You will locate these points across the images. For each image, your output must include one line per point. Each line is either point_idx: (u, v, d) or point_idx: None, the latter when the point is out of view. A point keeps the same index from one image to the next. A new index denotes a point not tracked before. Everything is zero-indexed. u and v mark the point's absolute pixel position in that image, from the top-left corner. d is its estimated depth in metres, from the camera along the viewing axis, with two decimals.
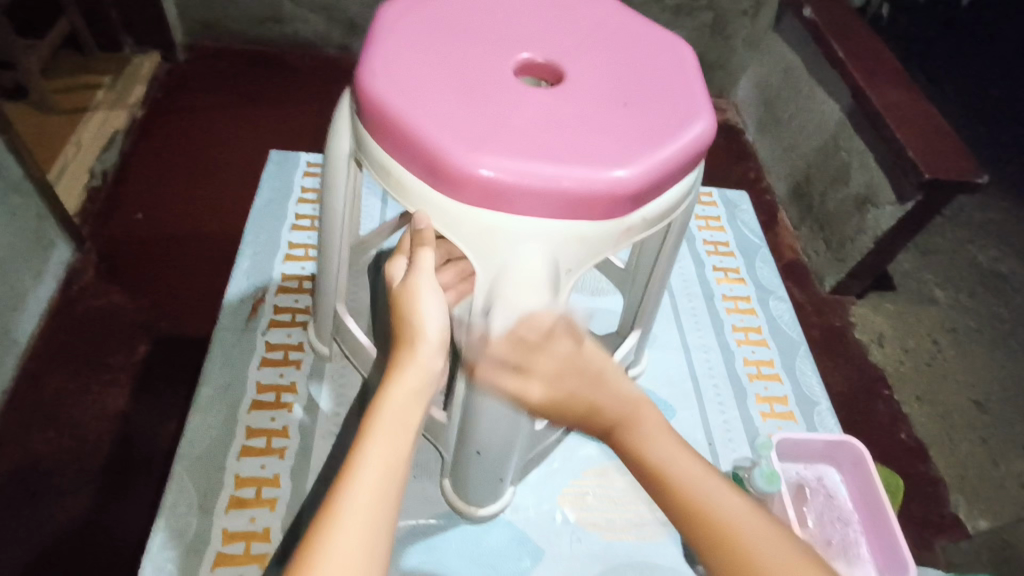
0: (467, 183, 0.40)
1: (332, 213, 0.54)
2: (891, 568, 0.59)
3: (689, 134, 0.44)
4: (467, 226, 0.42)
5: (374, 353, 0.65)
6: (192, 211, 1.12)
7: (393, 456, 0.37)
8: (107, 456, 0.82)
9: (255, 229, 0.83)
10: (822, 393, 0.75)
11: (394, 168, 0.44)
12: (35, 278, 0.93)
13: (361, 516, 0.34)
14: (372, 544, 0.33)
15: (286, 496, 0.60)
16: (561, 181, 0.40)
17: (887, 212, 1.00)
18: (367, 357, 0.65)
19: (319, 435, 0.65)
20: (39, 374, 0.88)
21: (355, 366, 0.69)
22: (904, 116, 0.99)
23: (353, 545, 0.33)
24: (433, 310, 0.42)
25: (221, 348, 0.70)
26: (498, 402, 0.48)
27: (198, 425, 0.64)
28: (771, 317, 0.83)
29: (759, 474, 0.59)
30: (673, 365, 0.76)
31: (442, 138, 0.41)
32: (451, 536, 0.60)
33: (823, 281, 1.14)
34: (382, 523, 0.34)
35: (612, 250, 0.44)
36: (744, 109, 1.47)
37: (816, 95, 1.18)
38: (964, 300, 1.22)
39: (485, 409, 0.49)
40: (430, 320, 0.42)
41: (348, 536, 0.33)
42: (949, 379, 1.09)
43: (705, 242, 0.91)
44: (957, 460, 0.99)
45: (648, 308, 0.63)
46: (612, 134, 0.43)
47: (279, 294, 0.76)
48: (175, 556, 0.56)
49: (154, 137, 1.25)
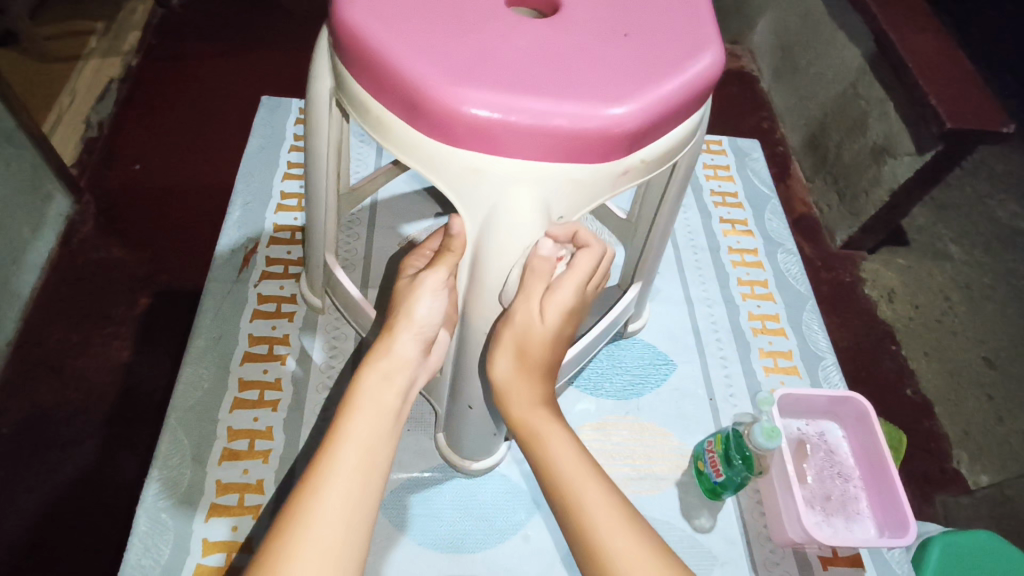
0: (451, 121, 0.37)
1: (317, 157, 0.51)
2: (889, 524, 0.58)
3: (694, 69, 0.41)
4: (453, 167, 0.39)
5: (372, 317, 0.59)
6: (188, 162, 1.09)
7: (374, 440, 0.40)
8: (111, 407, 0.82)
9: (247, 178, 0.80)
10: (828, 347, 0.74)
11: (375, 108, 0.41)
12: (31, 230, 0.92)
13: (346, 482, 0.38)
14: (347, 528, 0.36)
15: (280, 448, 0.60)
16: (553, 118, 0.37)
17: (904, 163, 0.96)
18: (367, 321, 0.60)
19: (313, 387, 0.64)
20: (41, 326, 0.88)
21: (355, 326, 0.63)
22: (929, 61, 0.93)
23: (337, 507, 0.36)
24: (427, 309, 0.45)
25: (212, 299, 0.69)
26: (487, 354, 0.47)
27: (191, 377, 0.63)
28: (778, 270, 0.80)
29: (758, 431, 0.55)
30: (675, 319, 0.74)
31: (424, 72, 0.37)
32: (446, 488, 0.60)
33: (834, 235, 1.11)
34: (359, 517, 0.37)
35: (608, 195, 0.42)
36: (759, 55, 1.40)
37: (836, 39, 1.12)
38: (980, 255, 1.19)
39: (476, 362, 0.48)
40: (423, 317, 0.45)
41: (333, 497, 0.37)
42: (958, 336, 1.06)
43: (712, 192, 0.88)
44: (963, 417, 0.97)
45: (650, 259, 0.61)
46: (610, 68, 0.40)
47: (271, 245, 0.74)
48: (170, 506, 0.56)
49: (148, 84, 1.20)
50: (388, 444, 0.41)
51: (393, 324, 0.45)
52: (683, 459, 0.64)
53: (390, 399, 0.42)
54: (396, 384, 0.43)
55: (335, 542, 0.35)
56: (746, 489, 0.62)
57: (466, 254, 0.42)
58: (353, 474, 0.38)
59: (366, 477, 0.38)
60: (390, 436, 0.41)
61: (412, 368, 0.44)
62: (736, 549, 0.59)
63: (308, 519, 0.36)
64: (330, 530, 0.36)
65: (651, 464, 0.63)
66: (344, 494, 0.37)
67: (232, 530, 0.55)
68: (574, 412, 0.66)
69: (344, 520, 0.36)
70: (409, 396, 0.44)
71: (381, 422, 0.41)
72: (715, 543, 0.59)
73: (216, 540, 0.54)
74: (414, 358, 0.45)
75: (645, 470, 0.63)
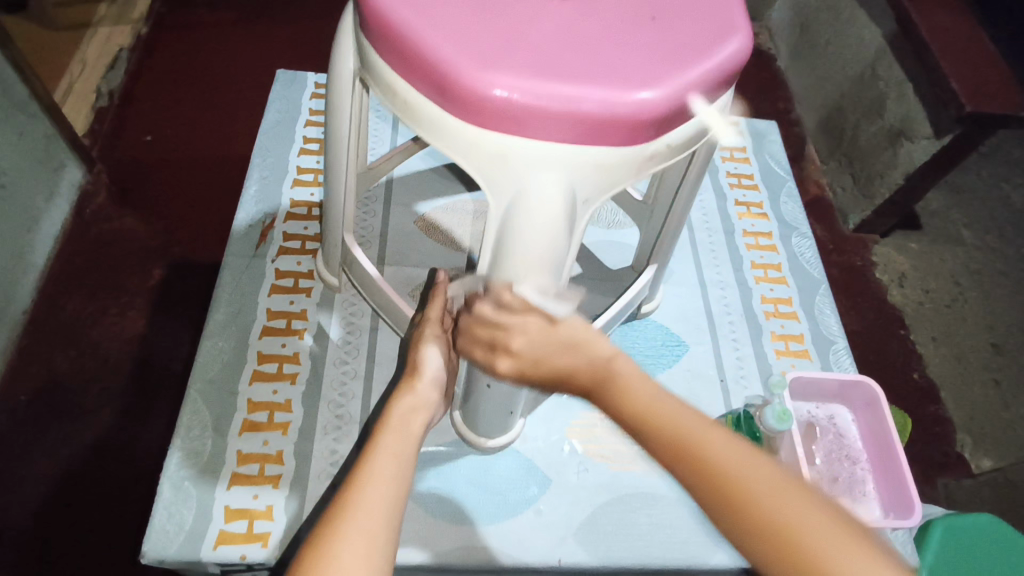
0: (479, 103, 0.37)
1: (337, 136, 0.51)
2: (895, 506, 0.59)
3: (722, 52, 0.41)
4: (480, 149, 0.39)
5: (412, 317, 0.60)
6: (201, 133, 1.09)
7: (401, 450, 0.44)
8: (127, 377, 0.84)
9: (262, 152, 0.80)
10: (840, 332, 0.74)
11: (403, 89, 0.40)
12: (46, 200, 0.93)
13: (382, 484, 0.41)
14: (385, 525, 0.39)
15: (299, 421, 0.61)
16: (582, 103, 0.37)
17: (921, 146, 0.95)
18: (404, 319, 0.60)
19: (331, 362, 0.65)
20: (58, 295, 0.89)
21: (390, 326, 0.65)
22: (951, 41, 0.91)
23: (377, 502, 0.40)
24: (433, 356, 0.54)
25: (230, 274, 0.70)
26: None
27: (210, 350, 0.64)
28: (792, 254, 0.80)
29: (770, 413, 0.57)
30: (688, 301, 0.74)
31: (452, 54, 0.37)
32: (460, 464, 0.61)
33: (847, 218, 1.11)
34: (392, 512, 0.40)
35: (632, 179, 0.42)
36: (778, 33, 1.37)
37: (857, 18, 1.10)
38: (992, 241, 1.18)
39: None
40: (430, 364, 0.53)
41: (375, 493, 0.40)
42: (967, 321, 1.06)
43: (728, 174, 0.87)
44: (969, 401, 0.98)
45: (666, 242, 0.61)
46: (638, 51, 0.39)
47: (288, 221, 0.75)
48: (192, 475, 0.57)
49: (160, 53, 1.20)
50: (402, 488, 0.42)
51: (409, 379, 0.52)
52: None
53: (408, 449, 0.45)
54: (416, 418, 0.49)
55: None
56: None
57: (487, 246, 0.42)
58: (375, 517, 0.39)
59: (383, 524, 0.39)
60: (406, 478, 0.43)
61: (432, 407, 0.51)
62: None
63: (352, 514, 0.39)
64: (371, 525, 0.38)
65: None
66: (364, 535, 0.38)
67: (254, 499, 0.57)
68: None
69: (365, 563, 0.37)
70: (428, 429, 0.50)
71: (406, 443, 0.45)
72: None
73: (238, 508, 0.56)
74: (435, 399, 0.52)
75: None
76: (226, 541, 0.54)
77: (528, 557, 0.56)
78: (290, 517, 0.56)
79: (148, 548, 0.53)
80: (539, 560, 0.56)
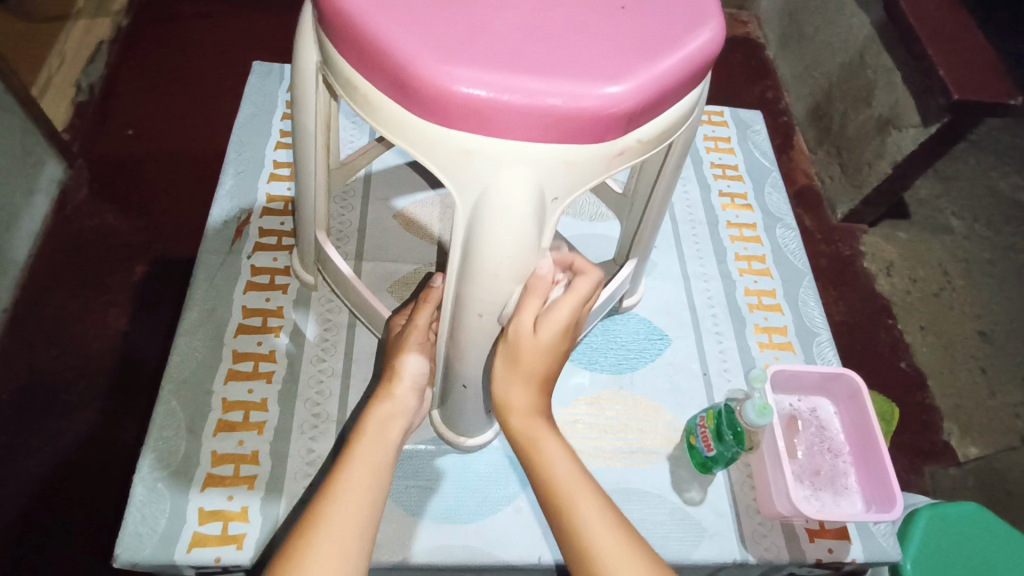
0: (441, 99, 0.36)
1: (305, 132, 0.49)
2: (876, 500, 0.59)
3: (693, 45, 0.40)
4: (444, 148, 0.38)
5: (388, 318, 0.59)
6: (181, 127, 1.07)
7: (378, 459, 0.46)
8: (108, 374, 0.82)
9: (239, 146, 0.79)
10: (824, 323, 0.73)
11: (363, 86, 0.39)
12: (25, 197, 0.91)
13: (355, 494, 0.43)
14: (358, 533, 0.41)
15: (274, 420, 0.60)
16: (547, 98, 0.36)
17: (909, 136, 0.94)
18: (380, 319, 0.59)
19: (308, 360, 0.64)
20: (38, 294, 0.88)
21: (367, 327, 0.65)
22: (939, 29, 0.91)
23: (349, 512, 0.42)
24: (414, 362, 0.52)
25: (206, 271, 0.68)
26: (479, 352, 0.47)
27: (185, 348, 0.63)
28: (777, 245, 0.80)
29: (750, 407, 0.55)
30: (672, 294, 0.74)
31: (412, 49, 0.36)
32: (440, 463, 0.60)
33: (835, 208, 1.10)
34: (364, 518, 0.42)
35: (603, 176, 0.41)
36: (766, 22, 1.36)
37: (845, 6, 1.09)
38: (980, 230, 1.17)
39: (470, 353, 0.47)
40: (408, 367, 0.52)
41: (347, 504, 0.42)
42: (955, 310, 1.06)
43: (712, 164, 0.87)
44: (956, 390, 0.98)
45: (646, 234, 0.60)
46: (605, 44, 0.38)
47: (264, 216, 0.73)
48: (166, 477, 0.56)
49: (140, 46, 1.17)
50: (376, 499, 0.43)
51: (387, 385, 0.51)
52: (675, 434, 0.64)
53: (384, 456, 0.46)
54: (394, 426, 0.49)
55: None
56: (737, 463, 0.63)
57: (456, 247, 0.41)
58: (346, 528, 0.41)
59: (355, 536, 0.41)
60: (381, 487, 0.44)
61: (410, 414, 0.51)
62: (725, 522, 0.60)
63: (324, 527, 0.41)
64: (343, 531, 0.41)
65: (643, 437, 0.64)
66: (336, 549, 0.40)
67: (228, 500, 0.56)
68: (568, 388, 0.66)
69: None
70: (407, 436, 0.50)
71: (382, 451, 0.46)
72: (704, 515, 0.60)
73: (212, 509, 0.55)
74: (412, 406, 0.52)
75: (639, 444, 0.63)
76: (201, 543, 0.53)
77: (509, 554, 0.56)
78: (266, 518, 0.55)
79: (121, 551, 0.52)
80: (519, 559, 0.56)
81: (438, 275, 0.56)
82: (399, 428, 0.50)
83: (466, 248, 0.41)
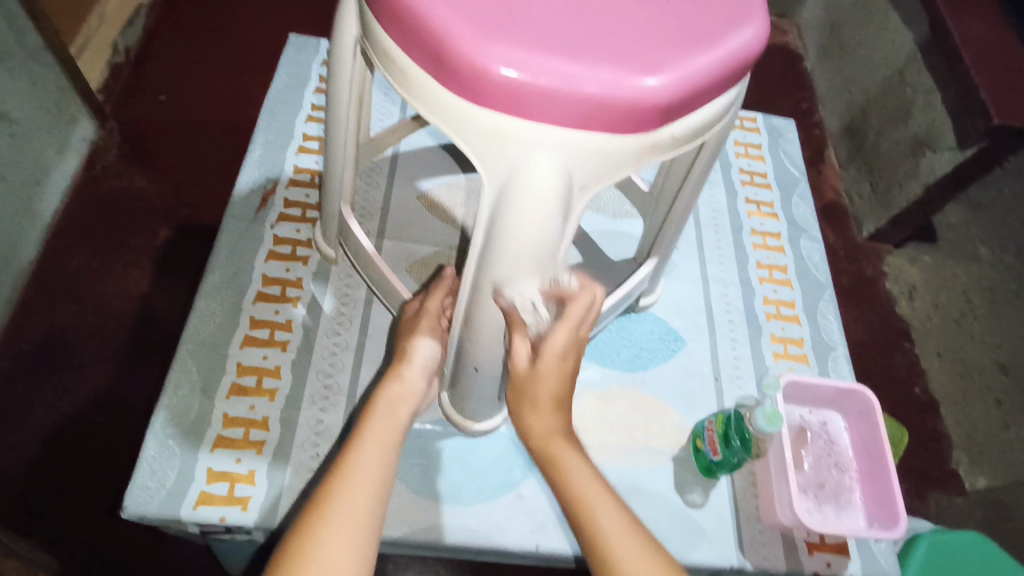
0: (479, 77, 0.36)
1: (338, 105, 0.50)
2: (880, 517, 0.58)
3: (734, 41, 0.39)
4: (477, 128, 0.38)
5: (406, 297, 0.59)
6: (214, 96, 1.08)
7: (388, 432, 0.44)
8: (127, 335, 0.84)
9: (269, 117, 0.79)
10: (841, 338, 0.73)
11: (400, 59, 0.40)
12: (57, 153, 0.93)
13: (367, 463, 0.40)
14: (367, 498, 0.38)
15: (286, 388, 0.61)
16: (583, 84, 0.36)
17: (943, 158, 0.93)
18: (398, 299, 0.59)
19: (323, 333, 0.65)
20: (63, 249, 0.89)
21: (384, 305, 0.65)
22: (984, 53, 0.89)
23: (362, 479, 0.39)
24: (427, 347, 0.52)
25: (229, 237, 0.69)
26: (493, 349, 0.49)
27: (204, 310, 0.64)
28: (800, 256, 0.79)
29: (761, 414, 0.55)
30: (689, 297, 0.73)
31: (452, 25, 0.36)
32: (446, 444, 0.61)
33: (862, 226, 1.09)
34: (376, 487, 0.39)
35: (632, 168, 0.40)
36: (806, 32, 1.34)
37: (889, 21, 1.07)
38: (1008, 259, 1.15)
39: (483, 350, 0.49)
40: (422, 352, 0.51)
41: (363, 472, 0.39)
42: (975, 339, 1.04)
43: (740, 170, 0.86)
44: (969, 419, 0.96)
45: (669, 233, 0.59)
46: (646, 35, 0.38)
47: (290, 187, 0.74)
48: (177, 434, 0.57)
49: (178, 12, 1.18)
50: (388, 470, 0.41)
51: (398, 366, 0.51)
52: (682, 436, 0.64)
53: (392, 435, 0.44)
54: (404, 405, 0.48)
55: (343, 558, 0.35)
56: (741, 470, 0.63)
57: (480, 226, 0.41)
58: (359, 504, 0.38)
59: (365, 510, 0.38)
60: (392, 458, 0.42)
61: (420, 398, 0.49)
62: (727, 528, 0.60)
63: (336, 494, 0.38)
64: (357, 497, 0.38)
65: (649, 434, 0.64)
66: (350, 519, 0.37)
67: (236, 462, 0.57)
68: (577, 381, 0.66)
69: (346, 550, 0.35)
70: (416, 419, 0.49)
71: (392, 425, 0.45)
72: (705, 519, 0.60)
73: (220, 470, 0.56)
74: (422, 390, 0.50)
75: (644, 443, 0.63)
76: (206, 501, 0.54)
77: (509, 539, 0.56)
78: (272, 483, 0.56)
79: (129, 503, 0.53)
80: (517, 546, 0.56)
81: (449, 267, 0.59)
82: (409, 406, 0.48)
83: (490, 229, 0.40)
